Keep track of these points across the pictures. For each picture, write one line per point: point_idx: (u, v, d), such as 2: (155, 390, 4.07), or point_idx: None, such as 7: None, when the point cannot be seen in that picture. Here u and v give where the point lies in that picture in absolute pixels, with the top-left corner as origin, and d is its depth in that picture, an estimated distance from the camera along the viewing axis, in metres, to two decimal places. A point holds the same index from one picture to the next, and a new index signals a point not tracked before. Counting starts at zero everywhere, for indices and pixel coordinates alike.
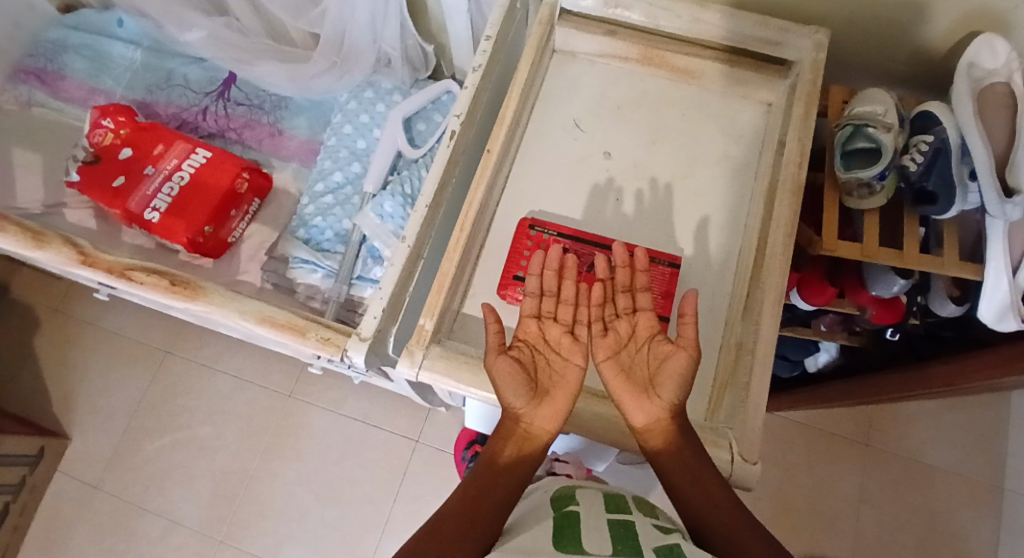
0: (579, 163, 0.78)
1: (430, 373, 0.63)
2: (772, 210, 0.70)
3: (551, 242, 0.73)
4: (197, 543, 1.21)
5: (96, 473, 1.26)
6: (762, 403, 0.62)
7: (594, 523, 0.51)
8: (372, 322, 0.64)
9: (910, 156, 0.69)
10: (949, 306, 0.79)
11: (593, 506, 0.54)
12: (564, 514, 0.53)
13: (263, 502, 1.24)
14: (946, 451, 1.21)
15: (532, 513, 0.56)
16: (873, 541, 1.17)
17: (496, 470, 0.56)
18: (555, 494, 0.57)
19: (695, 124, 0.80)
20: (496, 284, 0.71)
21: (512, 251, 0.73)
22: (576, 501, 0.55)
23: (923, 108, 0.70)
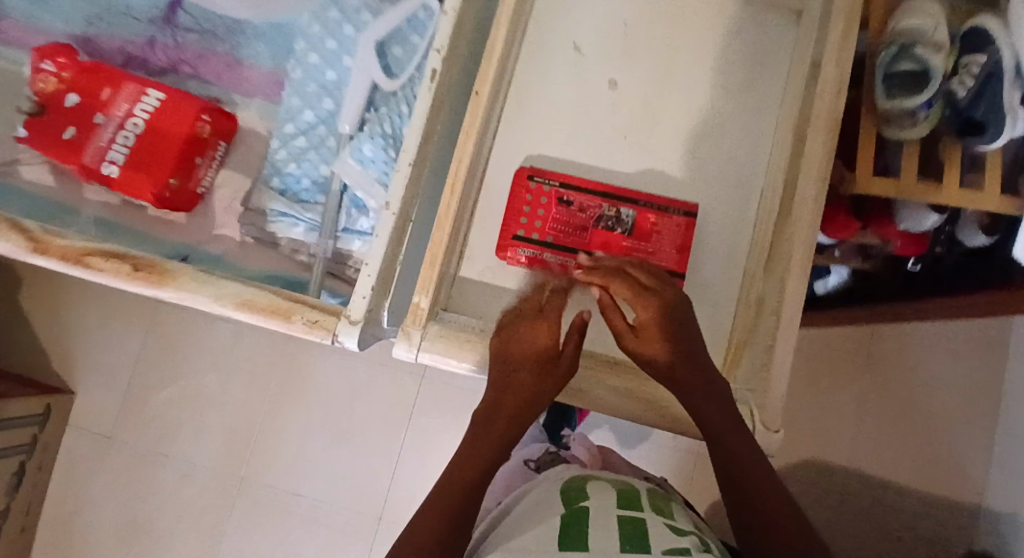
0: (582, 98, 0.69)
1: (430, 355, 0.58)
2: (805, 146, 0.61)
3: (553, 194, 0.65)
4: (218, 485, 1.24)
5: (108, 425, 1.26)
6: (786, 373, 0.56)
7: (605, 517, 0.49)
8: (362, 303, 0.58)
9: (960, 79, 0.60)
10: (979, 236, 0.73)
11: (604, 500, 0.52)
12: (573, 509, 0.51)
13: (277, 444, 1.25)
14: (948, 366, 1.19)
15: (539, 507, 0.54)
16: (871, 454, 1.18)
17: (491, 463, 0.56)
18: (564, 489, 0.55)
19: (712, 43, 0.70)
20: (494, 245, 0.65)
21: (508, 206, 0.65)
22: (585, 496, 0.53)
23: (973, 22, 0.60)
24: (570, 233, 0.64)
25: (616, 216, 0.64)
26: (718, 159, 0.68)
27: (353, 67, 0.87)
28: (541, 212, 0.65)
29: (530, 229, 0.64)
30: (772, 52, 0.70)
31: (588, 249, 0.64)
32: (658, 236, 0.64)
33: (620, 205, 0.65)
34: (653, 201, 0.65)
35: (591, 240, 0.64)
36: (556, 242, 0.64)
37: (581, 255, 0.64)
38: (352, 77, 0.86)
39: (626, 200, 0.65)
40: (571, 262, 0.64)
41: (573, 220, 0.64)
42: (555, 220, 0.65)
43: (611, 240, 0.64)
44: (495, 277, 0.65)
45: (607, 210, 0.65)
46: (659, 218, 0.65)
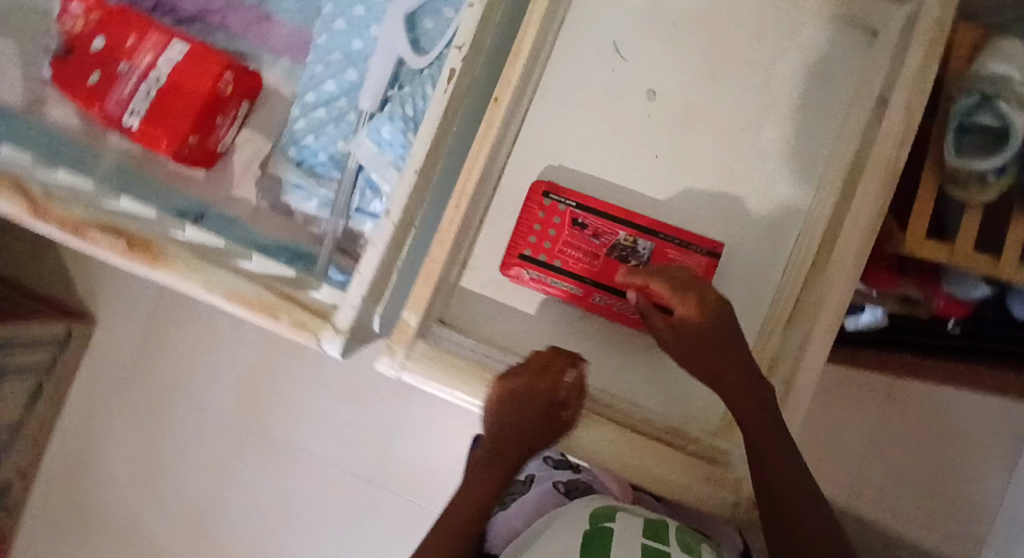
0: (614, 105, 0.63)
1: (411, 375, 0.56)
2: (855, 195, 0.55)
3: (568, 214, 0.60)
4: (226, 427, 1.27)
5: (126, 357, 1.29)
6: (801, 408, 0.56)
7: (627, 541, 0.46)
8: (349, 313, 0.56)
9: None
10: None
11: (630, 527, 0.49)
12: (596, 531, 0.48)
13: (286, 396, 1.26)
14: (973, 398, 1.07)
15: (558, 529, 0.51)
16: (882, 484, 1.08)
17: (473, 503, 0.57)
18: (589, 512, 0.53)
19: (769, 59, 0.62)
20: (498, 262, 0.61)
21: (520, 220, 0.61)
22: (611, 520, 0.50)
23: None
24: (580, 259, 0.60)
25: (632, 247, 0.60)
26: (758, 192, 0.61)
27: (380, 37, 0.81)
28: (552, 232, 0.60)
29: (538, 249, 0.60)
30: (839, 76, 0.61)
31: (598, 276, 0.60)
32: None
33: (637, 235, 0.60)
34: (676, 236, 0.60)
35: (601, 268, 0.60)
36: (565, 266, 0.60)
37: (588, 282, 0.59)
38: (377, 49, 0.81)
39: (647, 231, 0.60)
40: (578, 288, 0.60)
41: (586, 245, 0.60)
42: (566, 243, 0.60)
43: (623, 271, 0.60)
44: (499, 293, 0.61)
45: (623, 239, 0.60)
46: (679, 256, 0.60)
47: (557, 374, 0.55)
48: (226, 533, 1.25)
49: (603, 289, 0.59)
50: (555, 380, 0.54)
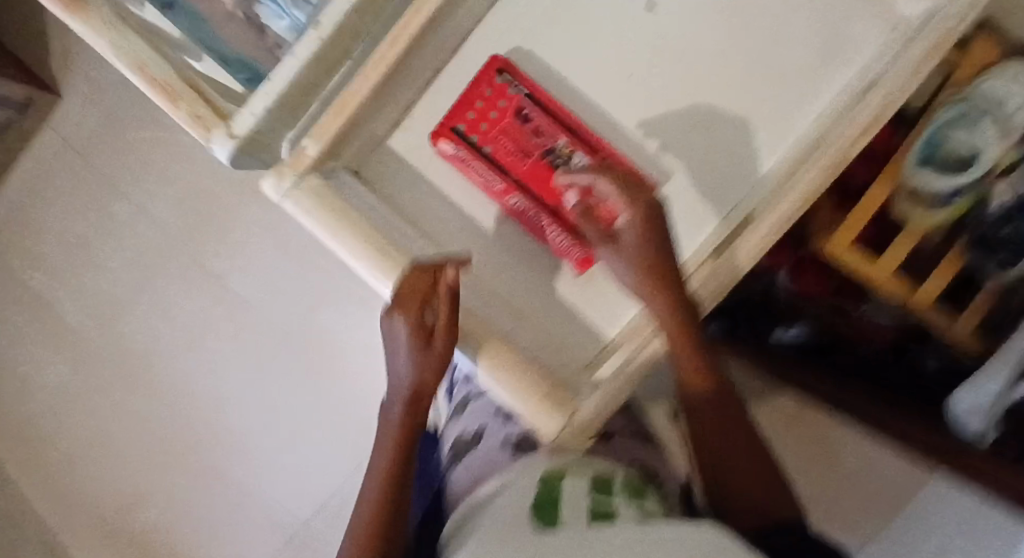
0: (601, 9, 0.58)
1: (292, 205, 0.53)
2: (798, 172, 0.53)
3: (515, 100, 0.56)
4: (157, 244, 1.17)
5: (78, 140, 1.21)
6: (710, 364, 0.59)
7: (574, 509, 0.42)
8: (249, 120, 0.51)
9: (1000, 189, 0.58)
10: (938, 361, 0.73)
11: (579, 490, 0.45)
12: (541, 502, 0.44)
13: (226, 230, 1.15)
14: None
15: (510, 502, 0.46)
16: None
17: (387, 465, 0.56)
18: (542, 477, 0.48)
19: (782, 10, 0.57)
20: (429, 129, 0.58)
21: (465, 93, 0.58)
22: (563, 488, 0.45)
23: None
24: (512, 152, 0.56)
25: (568, 158, 0.56)
26: (719, 146, 0.57)
27: None
28: (493, 115, 0.57)
29: (474, 128, 0.56)
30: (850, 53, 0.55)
31: (524, 176, 0.56)
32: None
33: (577, 148, 0.56)
34: (615, 162, 0.56)
35: (529, 169, 0.56)
36: (493, 155, 0.56)
37: (512, 179, 0.56)
38: None
39: (588, 146, 0.56)
40: (500, 181, 0.56)
41: (523, 140, 0.56)
42: (503, 132, 0.56)
43: (551, 180, 0.55)
44: (423, 163, 0.59)
45: (562, 146, 0.56)
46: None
47: (423, 300, 0.49)
48: (125, 352, 1.17)
49: (524, 192, 0.55)
50: (410, 313, 0.49)
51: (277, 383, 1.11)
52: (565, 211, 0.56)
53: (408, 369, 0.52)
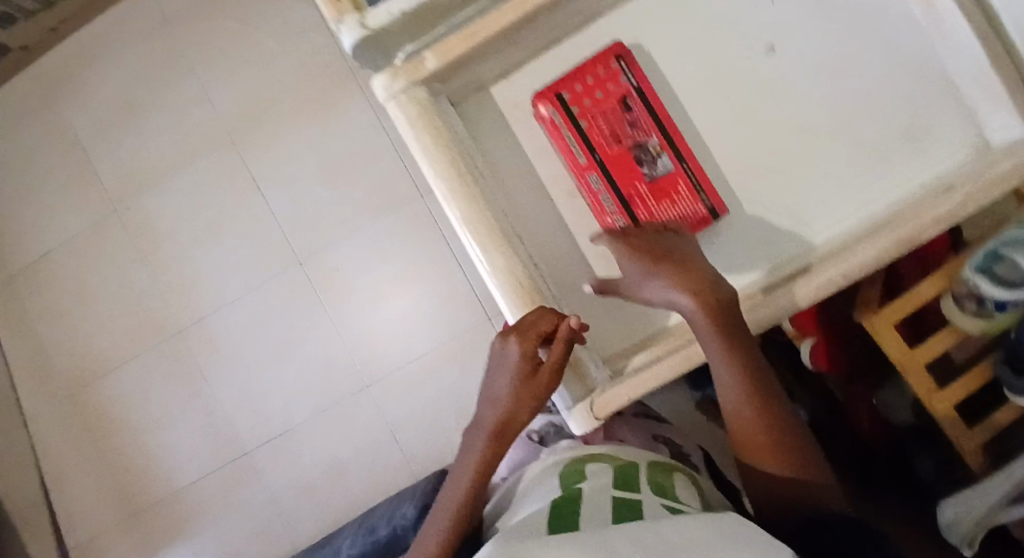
0: (724, 36, 0.61)
1: (395, 110, 0.55)
2: (858, 243, 0.56)
3: (623, 88, 0.59)
4: (213, 130, 1.31)
5: (172, 12, 1.32)
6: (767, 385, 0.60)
7: (596, 496, 0.51)
8: (384, 17, 0.52)
9: None
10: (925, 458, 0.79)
11: (601, 479, 0.54)
12: (568, 490, 0.53)
13: (278, 137, 1.29)
14: None
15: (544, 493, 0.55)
16: None
17: (467, 486, 0.64)
18: (562, 477, 0.57)
19: (880, 93, 0.60)
20: (535, 89, 0.60)
21: (579, 66, 0.60)
22: (585, 480, 0.55)
23: None
24: (604, 135, 0.59)
25: (652, 158, 0.59)
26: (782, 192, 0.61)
27: None
28: (598, 95, 0.59)
29: (578, 101, 0.59)
30: (925, 148, 0.60)
31: (607, 161, 0.59)
32: (668, 204, 0.59)
33: (665, 150, 0.59)
34: (693, 175, 0.59)
35: (614, 155, 0.59)
36: (586, 131, 0.59)
37: (595, 159, 0.59)
38: None
39: (675, 153, 0.59)
40: (583, 157, 0.59)
41: (618, 127, 0.59)
42: (603, 114, 0.59)
43: (630, 172, 0.59)
44: (514, 117, 0.62)
45: (652, 144, 0.59)
46: (684, 193, 0.59)
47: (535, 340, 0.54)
48: (164, 208, 1.33)
49: (603, 174, 0.59)
50: (523, 344, 0.54)
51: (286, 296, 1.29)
52: (633, 204, 0.59)
53: (507, 393, 0.60)
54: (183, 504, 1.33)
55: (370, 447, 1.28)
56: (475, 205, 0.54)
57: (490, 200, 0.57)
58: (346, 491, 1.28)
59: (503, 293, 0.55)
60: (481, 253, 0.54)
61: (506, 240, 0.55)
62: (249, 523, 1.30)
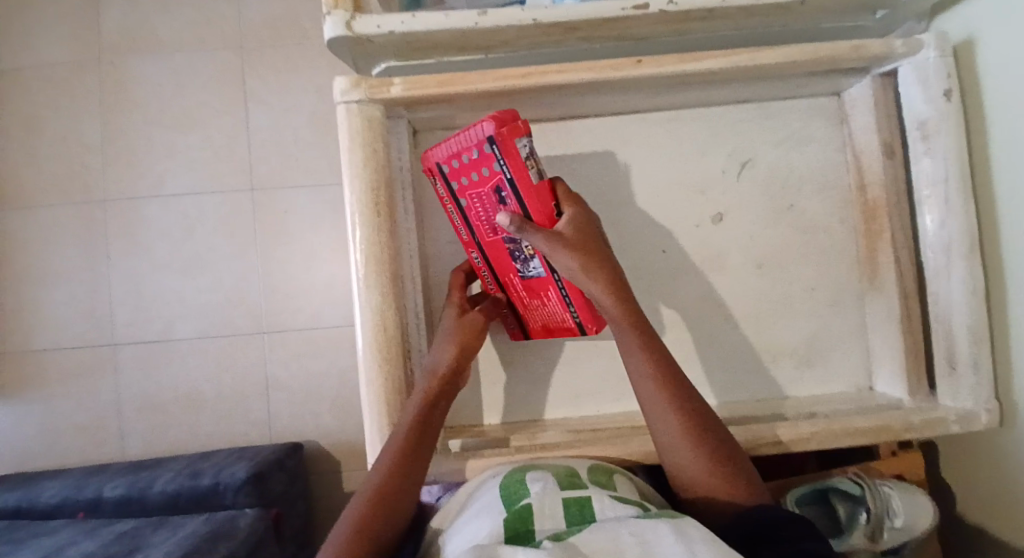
0: (690, 185, 0.63)
1: (344, 116, 0.54)
2: None
3: (499, 171, 0.51)
4: (226, 29, 1.26)
5: None
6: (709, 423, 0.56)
7: (551, 514, 0.46)
8: (373, 29, 0.52)
9: None
10: None
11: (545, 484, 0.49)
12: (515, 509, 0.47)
13: (284, 67, 1.26)
14: None
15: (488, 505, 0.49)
16: None
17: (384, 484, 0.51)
18: (502, 487, 0.51)
19: (799, 303, 0.63)
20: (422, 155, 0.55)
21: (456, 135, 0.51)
22: (527, 490, 0.49)
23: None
24: (482, 219, 0.55)
25: (525, 257, 0.56)
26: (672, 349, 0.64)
27: None
28: (476, 177, 0.53)
29: (457, 176, 0.54)
30: (816, 369, 0.63)
31: (485, 243, 0.57)
32: (540, 304, 0.59)
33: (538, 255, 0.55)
34: (565, 287, 0.56)
35: (490, 242, 0.56)
36: (465, 210, 0.56)
37: (475, 239, 0.57)
38: None
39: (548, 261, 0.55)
40: (464, 231, 0.57)
41: (492, 216, 0.54)
42: (480, 199, 0.54)
43: (506, 263, 0.57)
44: None
45: (525, 246, 0.55)
46: (556, 299, 0.57)
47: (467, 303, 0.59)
48: (144, 77, 1.27)
49: (481, 254, 0.58)
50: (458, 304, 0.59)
51: (221, 217, 1.25)
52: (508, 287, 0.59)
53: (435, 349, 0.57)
54: (30, 367, 1.27)
55: (234, 393, 1.25)
56: (380, 236, 0.54)
57: (398, 236, 0.57)
58: (194, 423, 1.25)
59: (366, 326, 0.55)
60: (363, 283, 0.54)
61: (391, 282, 0.55)
62: (85, 415, 1.27)
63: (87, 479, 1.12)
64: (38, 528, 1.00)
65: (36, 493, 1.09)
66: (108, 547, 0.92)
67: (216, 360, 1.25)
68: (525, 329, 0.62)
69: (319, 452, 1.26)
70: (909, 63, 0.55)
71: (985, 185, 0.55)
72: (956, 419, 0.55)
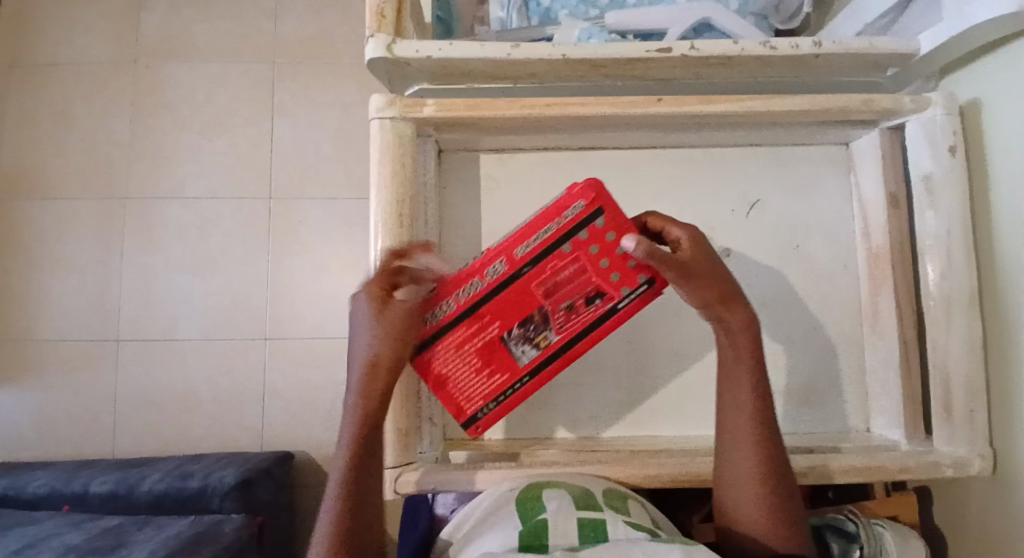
0: (701, 221, 0.65)
1: (377, 131, 0.57)
2: (699, 453, 0.61)
3: (620, 283, 0.54)
4: (261, 43, 1.31)
5: None
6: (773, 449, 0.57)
7: (564, 532, 0.49)
8: (412, 53, 0.55)
9: None
10: None
11: (561, 503, 0.51)
12: (532, 525, 0.49)
13: (313, 83, 1.30)
14: None
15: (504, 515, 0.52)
16: None
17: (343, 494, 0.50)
18: (520, 498, 0.53)
19: (800, 343, 0.64)
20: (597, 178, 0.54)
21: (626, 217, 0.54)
22: (543, 505, 0.51)
23: None
24: (552, 274, 0.53)
25: (530, 338, 0.54)
26: (674, 378, 0.66)
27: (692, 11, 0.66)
28: (602, 264, 0.54)
29: (592, 237, 0.53)
30: (813, 410, 0.64)
31: (523, 282, 0.53)
32: (477, 369, 0.54)
33: (541, 350, 0.54)
34: (517, 389, 0.54)
35: (525, 288, 0.53)
36: (555, 253, 0.53)
37: (520, 269, 0.53)
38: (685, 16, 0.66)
39: (544, 362, 0.54)
40: (526, 256, 0.53)
41: (558, 286, 0.54)
42: (578, 271, 0.53)
43: (510, 315, 0.53)
44: (488, 190, 0.65)
45: (545, 334, 0.54)
46: (494, 382, 0.54)
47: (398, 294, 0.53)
48: (177, 81, 1.31)
49: (502, 278, 0.53)
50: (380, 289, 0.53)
51: (239, 222, 1.28)
52: (472, 321, 0.53)
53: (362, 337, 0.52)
54: (34, 354, 1.27)
55: (235, 396, 1.26)
56: (399, 247, 0.56)
57: None
58: (191, 424, 1.26)
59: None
60: None
61: None
62: (84, 406, 1.27)
63: (76, 472, 1.11)
64: (22, 517, 1.00)
65: (23, 482, 1.08)
66: (93, 540, 0.91)
67: (219, 362, 1.26)
68: (427, 362, 0.53)
69: (308, 464, 1.25)
70: (916, 120, 0.58)
71: (985, 239, 0.57)
72: (950, 465, 0.56)
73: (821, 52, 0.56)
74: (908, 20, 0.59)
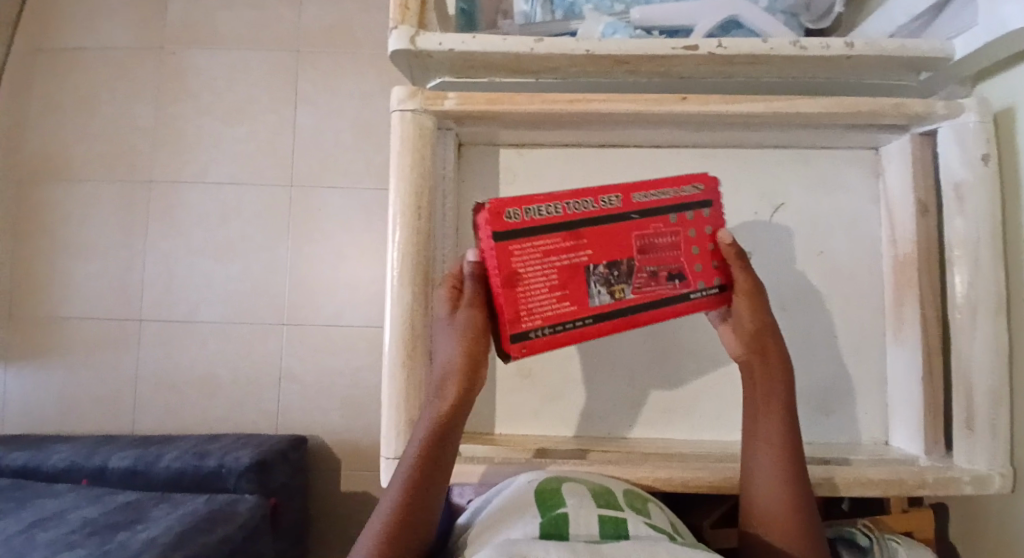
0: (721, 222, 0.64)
1: (398, 122, 0.57)
2: (711, 457, 0.60)
3: (701, 275, 0.51)
4: (285, 31, 1.31)
5: None
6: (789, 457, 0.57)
7: (585, 524, 0.48)
8: (434, 45, 0.55)
9: None
10: None
11: (581, 497, 0.51)
12: (552, 516, 0.49)
13: (335, 72, 1.30)
14: None
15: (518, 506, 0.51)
16: None
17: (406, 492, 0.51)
18: (537, 490, 0.52)
19: (819, 349, 0.63)
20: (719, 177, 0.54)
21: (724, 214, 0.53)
22: (563, 497, 0.51)
23: None
24: (652, 238, 0.50)
25: (610, 283, 0.49)
26: (688, 380, 0.65)
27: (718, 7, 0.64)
28: (693, 250, 0.51)
29: (698, 221, 0.51)
30: (830, 417, 0.63)
31: (628, 226, 0.49)
32: (548, 285, 0.48)
33: (613, 299, 0.49)
34: (573, 326, 0.48)
35: (623, 237, 0.49)
36: (663, 216, 0.50)
37: (629, 214, 0.50)
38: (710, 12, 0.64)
39: (610, 313, 0.49)
40: (642, 205, 0.50)
41: (651, 253, 0.50)
42: (672, 244, 0.50)
43: (605, 250, 0.49)
44: (507, 184, 0.64)
45: (622, 286, 0.49)
46: (559, 307, 0.48)
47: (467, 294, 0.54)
48: (202, 68, 1.32)
49: (611, 214, 0.49)
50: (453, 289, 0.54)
51: (260, 209, 1.29)
52: (566, 240, 0.48)
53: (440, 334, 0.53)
54: (58, 332, 1.30)
55: (251, 380, 1.27)
56: (418, 239, 0.56)
57: (434, 241, 0.59)
58: (208, 405, 1.28)
59: (416, 320, 0.56)
60: (397, 282, 0.56)
61: (424, 284, 0.57)
62: (106, 384, 1.30)
63: (97, 448, 1.14)
64: (43, 490, 1.02)
65: (45, 456, 1.11)
66: (111, 515, 0.93)
67: (237, 345, 1.28)
68: (510, 252, 0.47)
69: (321, 448, 1.26)
70: (948, 125, 0.57)
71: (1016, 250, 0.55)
72: (970, 481, 0.55)
73: (852, 53, 0.55)
74: (942, 21, 0.58)
